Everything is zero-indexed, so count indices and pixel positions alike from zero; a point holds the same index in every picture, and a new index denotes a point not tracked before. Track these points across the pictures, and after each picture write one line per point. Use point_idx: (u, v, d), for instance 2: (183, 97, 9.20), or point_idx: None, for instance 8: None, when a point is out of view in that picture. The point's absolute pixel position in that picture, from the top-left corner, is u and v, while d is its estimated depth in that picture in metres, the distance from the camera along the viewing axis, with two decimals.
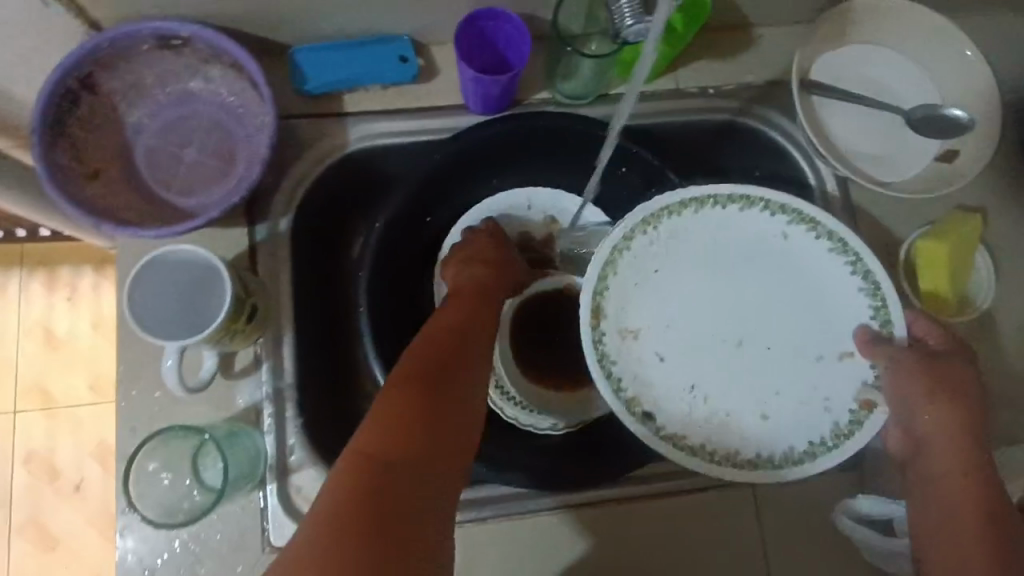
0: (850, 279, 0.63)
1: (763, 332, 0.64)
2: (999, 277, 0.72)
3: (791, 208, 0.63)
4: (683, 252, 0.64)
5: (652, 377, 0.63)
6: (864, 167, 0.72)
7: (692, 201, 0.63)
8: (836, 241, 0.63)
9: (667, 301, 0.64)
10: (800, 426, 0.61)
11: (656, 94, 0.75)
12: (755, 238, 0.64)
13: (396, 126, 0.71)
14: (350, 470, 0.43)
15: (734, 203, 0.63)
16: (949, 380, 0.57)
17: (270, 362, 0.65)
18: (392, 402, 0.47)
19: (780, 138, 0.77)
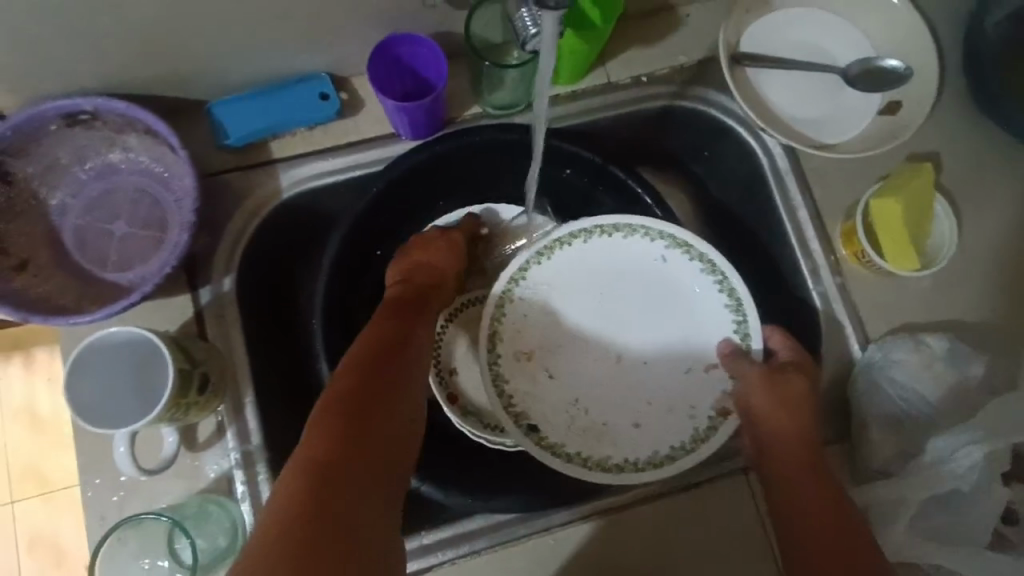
0: (717, 297, 0.65)
1: (636, 343, 0.66)
2: (963, 221, 0.71)
3: (670, 234, 0.65)
4: (571, 277, 0.66)
5: (540, 393, 0.66)
6: (806, 132, 0.71)
7: (581, 231, 0.65)
8: (706, 263, 0.65)
9: (557, 322, 0.66)
10: (665, 432, 0.65)
11: (588, 91, 0.74)
12: (643, 261, 0.66)
13: (329, 165, 0.69)
14: (287, 491, 0.41)
15: (619, 231, 0.65)
16: (793, 386, 0.60)
17: (236, 426, 0.63)
18: (325, 427, 0.45)
19: (722, 116, 0.75)
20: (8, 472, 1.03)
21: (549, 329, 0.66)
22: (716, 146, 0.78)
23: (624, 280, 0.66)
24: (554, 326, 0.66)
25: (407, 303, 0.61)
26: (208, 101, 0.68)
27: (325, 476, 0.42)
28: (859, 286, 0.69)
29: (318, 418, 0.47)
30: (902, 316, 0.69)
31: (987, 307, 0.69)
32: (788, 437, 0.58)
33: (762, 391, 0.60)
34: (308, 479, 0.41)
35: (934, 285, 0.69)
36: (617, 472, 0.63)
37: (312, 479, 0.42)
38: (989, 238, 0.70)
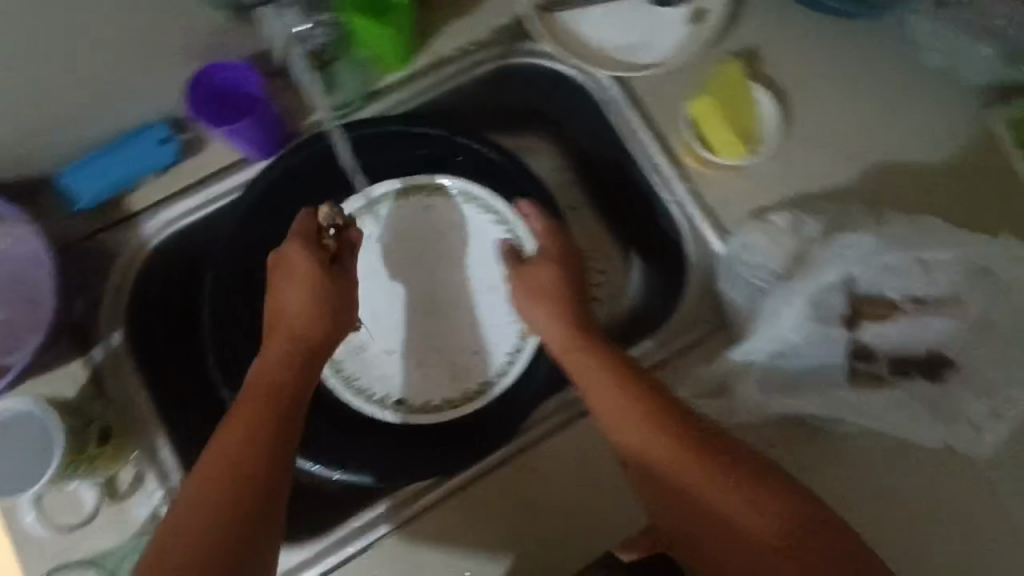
0: (483, 216, 0.76)
1: (440, 286, 0.75)
2: (793, 102, 0.74)
3: (415, 185, 0.76)
4: (366, 258, 0.75)
5: (388, 367, 0.73)
6: (625, 58, 0.75)
7: (350, 216, 0.75)
8: (460, 193, 0.76)
9: (374, 301, 0.74)
10: (498, 345, 0.73)
11: (421, 72, 0.75)
12: (403, 220, 0.76)
13: (187, 204, 0.71)
14: (229, 512, 0.49)
15: (380, 202, 0.75)
16: (552, 284, 0.66)
17: (155, 467, 0.66)
18: (250, 445, 0.52)
19: (550, 63, 0.76)
20: None
21: (365, 310, 0.74)
22: (560, 94, 0.80)
23: (400, 244, 0.75)
24: (360, 310, 0.74)
25: (287, 355, 0.59)
26: (55, 173, 0.70)
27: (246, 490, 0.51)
28: (709, 188, 0.73)
29: (229, 433, 0.53)
30: (756, 206, 0.72)
31: (832, 178, 0.72)
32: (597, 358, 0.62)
33: (540, 304, 0.66)
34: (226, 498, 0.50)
35: (777, 169, 0.72)
36: (482, 398, 0.71)
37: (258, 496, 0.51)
38: (821, 113, 0.74)
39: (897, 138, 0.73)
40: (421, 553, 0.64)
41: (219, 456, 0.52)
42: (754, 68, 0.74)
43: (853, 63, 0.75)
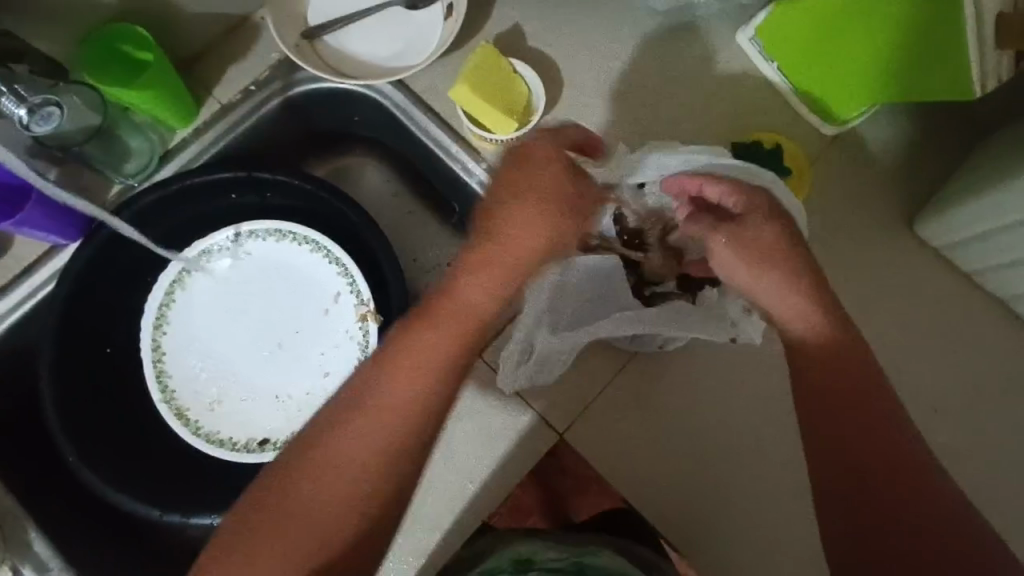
0: (298, 246, 0.79)
1: (275, 324, 0.78)
2: (560, 67, 0.80)
3: (226, 238, 0.78)
4: (201, 320, 0.78)
5: (247, 413, 0.76)
6: (395, 66, 0.79)
7: (174, 285, 0.78)
8: (275, 233, 0.79)
9: (218, 356, 0.77)
10: (344, 361, 0.76)
11: (209, 123, 0.79)
12: (227, 273, 0.79)
13: (7, 303, 0.72)
14: (387, 445, 0.60)
15: (199, 262, 0.78)
16: (514, 212, 0.64)
17: (30, 564, 0.67)
18: (418, 406, 0.61)
19: (331, 85, 0.81)
20: None
21: (212, 367, 0.77)
22: (354, 109, 0.85)
23: (228, 295, 0.78)
24: (204, 370, 0.77)
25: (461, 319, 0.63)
26: None
27: (429, 410, 0.61)
28: (504, 162, 0.78)
29: (374, 423, 0.60)
30: None
31: (607, 128, 0.79)
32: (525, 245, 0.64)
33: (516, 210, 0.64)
34: (386, 496, 0.60)
35: (559, 132, 0.79)
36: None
37: (427, 446, 0.62)
38: (586, 72, 0.80)
39: (657, 80, 0.80)
40: None
41: (408, 429, 0.61)
42: (518, 45, 0.80)
43: (605, 20, 0.81)
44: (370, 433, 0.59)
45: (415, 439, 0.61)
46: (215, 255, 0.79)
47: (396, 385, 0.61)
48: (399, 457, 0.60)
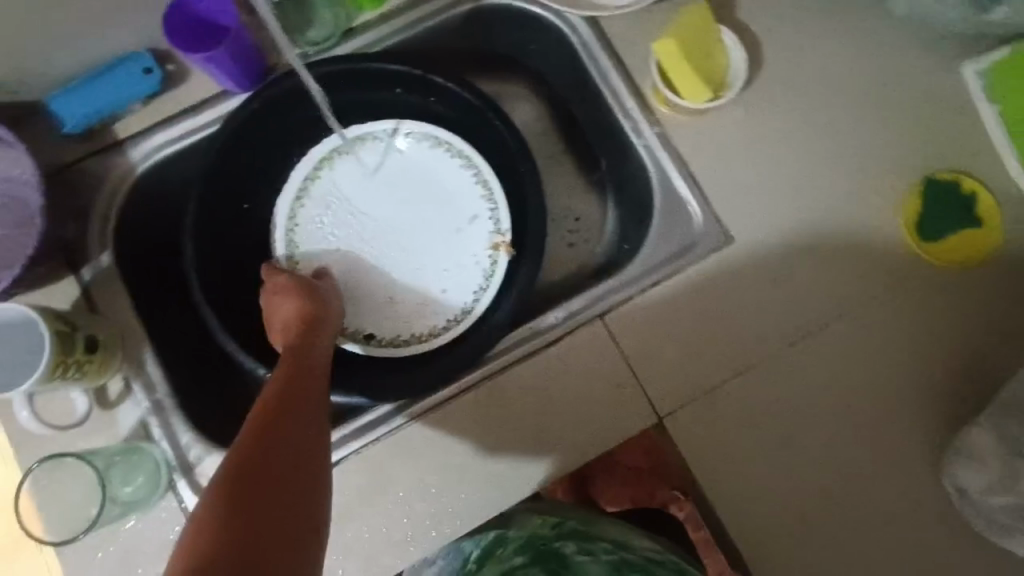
0: (450, 159, 0.78)
1: (407, 226, 0.78)
2: (765, 49, 0.75)
3: (384, 130, 0.78)
4: (337, 202, 0.78)
5: (358, 304, 0.77)
6: (599, 2, 0.75)
7: (322, 162, 0.79)
8: (430, 138, 0.79)
9: (344, 241, 0.78)
10: (465, 283, 0.77)
11: (395, 11, 0.77)
12: (374, 165, 0.79)
13: (172, 134, 0.74)
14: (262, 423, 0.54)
15: (352, 146, 0.79)
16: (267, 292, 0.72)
17: (138, 379, 0.70)
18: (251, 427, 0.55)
19: (525, 5, 0.78)
20: None
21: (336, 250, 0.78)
22: (536, 37, 0.82)
23: (370, 185, 0.78)
24: (328, 250, 0.77)
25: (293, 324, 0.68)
26: (43, 100, 0.73)
27: (286, 424, 0.55)
28: (677, 132, 0.75)
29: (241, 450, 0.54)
30: (720, 150, 0.74)
31: (795, 127, 0.74)
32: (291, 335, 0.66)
33: (282, 313, 0.69)
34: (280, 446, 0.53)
35: (744, 117, 0.74)
36: (445, 334, 0.76)
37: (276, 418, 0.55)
38: (790, 61, 0.75)
39: (860, 93, 0.74)
40: (384, 472, 0.70)
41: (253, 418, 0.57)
42: (725, 14, 0.75)
43: (825, 13, 0.76)
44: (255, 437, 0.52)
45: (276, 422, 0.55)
46: (371, 143, 0.79)
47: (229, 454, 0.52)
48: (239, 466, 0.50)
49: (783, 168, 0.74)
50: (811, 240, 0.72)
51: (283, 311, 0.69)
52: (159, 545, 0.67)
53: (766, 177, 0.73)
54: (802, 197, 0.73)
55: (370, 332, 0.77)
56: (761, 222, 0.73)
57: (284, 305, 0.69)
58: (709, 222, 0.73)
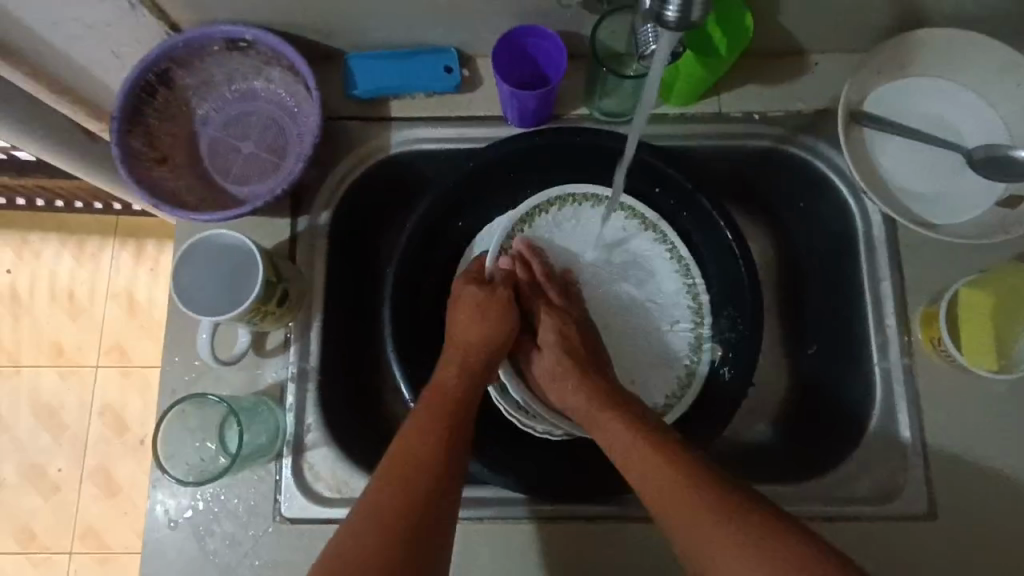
0: (670, 260, 0.78)
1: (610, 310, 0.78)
2: None
3: (625, 204, 0.78)
4: (556, 245, 0.78)
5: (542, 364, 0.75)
6: (912, 206, 0.69)
7: (556, 200, 0.77)
8: (660, 234, 0.78)
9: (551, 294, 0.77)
10: (658, 385, 0.76)
11: (695, 117, 0.73)
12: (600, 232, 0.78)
13: (439, 133, 0.74)
14: (432, 427, 0.59)
15: (587, 201, 0.78)
16: (481, 292, 0.71)
17: (298, 343, 0.69)
18: (412, 440, 0.58)
19: (827, 169, 0.73)
20: (100, 343, 1.42)
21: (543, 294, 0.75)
22: (813, 198, 0.76)
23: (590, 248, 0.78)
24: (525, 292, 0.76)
25: (488, 307, 0.70)
26: (344, 51, 0.73)
27: (453, 432, 0.60)
28: (926, 375, 0.67)
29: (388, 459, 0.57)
30: (956, 413, 0.66)
31: None
32: (480, 324, 0.69)
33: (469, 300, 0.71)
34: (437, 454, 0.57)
35: (1005, 394, 0.66)
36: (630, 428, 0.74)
37: (434, 446, 0.58)
38: None
39: None
40: (467, 553, 0.65)
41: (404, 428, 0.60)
42: None
43: None
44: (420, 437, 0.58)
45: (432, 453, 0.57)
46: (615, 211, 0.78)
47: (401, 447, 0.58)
48: (401, 498, 0.54)
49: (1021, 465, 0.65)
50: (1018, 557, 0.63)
51: (483, 322, 0.69)
52: (242, 506, 0.66)
53: (999, 466, 0.65)
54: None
55: (539, 397, 0.73)
56: (968, 508, 0.64)
57: (487, 315, 0.70)
58: (916, 484, 0.65)
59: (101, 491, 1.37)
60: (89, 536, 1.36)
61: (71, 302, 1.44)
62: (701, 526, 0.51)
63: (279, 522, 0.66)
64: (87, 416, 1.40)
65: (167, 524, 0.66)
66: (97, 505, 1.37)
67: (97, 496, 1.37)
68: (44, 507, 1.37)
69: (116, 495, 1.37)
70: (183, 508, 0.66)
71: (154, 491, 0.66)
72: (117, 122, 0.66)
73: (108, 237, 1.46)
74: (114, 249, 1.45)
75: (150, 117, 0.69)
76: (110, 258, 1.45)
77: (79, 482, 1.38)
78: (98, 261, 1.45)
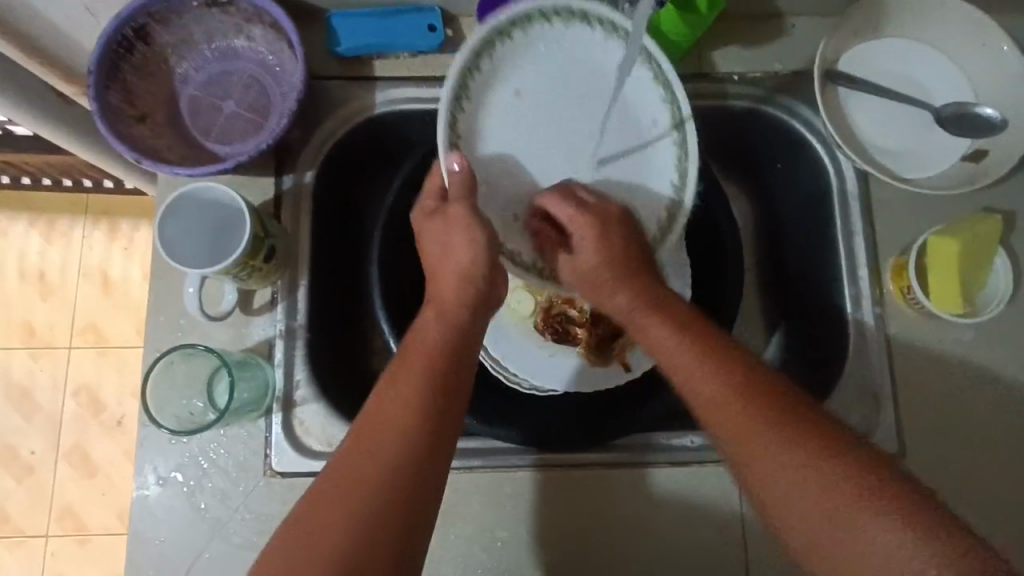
0: (639, 77, 0.66)
1: (594, 143, 0.66)
2: (1020, 285, 0.70)
3: (606, 18, 0.65)
4: (525, 67, 0.65)
5: (523, 179, 0.66)
6: (884, 161, 0.71)
7: (521, 21, 0.64)
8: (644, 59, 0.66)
9: (519, 130, 0.65)
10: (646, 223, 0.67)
11: (676, 77, 0.75)
12: (585, 56, 0.66)
13: (422, 94, 0.74)
14: (420, 379, 0.53)
15: (566, 18, 0.65)
16: (443, 220, 0.60)
17: (285, 302, 0.69)
18: (395, 466, 0.49)
19: (802, 129, 0.75)
20: (74, 322, 1.39)
21: (511, 129, 0.65)
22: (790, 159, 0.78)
23: (573, 83, 0.66)
24: (516, 147, 0.65)
25: (444, 229, 0.60)
26: (326, 10, 0.73)
27: (444, 390, 0.53)
28: (898, 323, 0.70)
29: (365, 460, 0.49)
30: (924, 359, 0.70)
31: (1019, 377, 0.69)
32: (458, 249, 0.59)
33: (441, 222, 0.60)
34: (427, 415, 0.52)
35: (969, 340, 0.69)
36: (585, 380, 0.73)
37: (424, 410, 0.52)
38: None
39: None
40: (458, 503, 0.66)
41: (386, 389, 0.53)
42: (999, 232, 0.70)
43: None
44: (401, 391, 0.52)
45: (421, 457, 0.50)
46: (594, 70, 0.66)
47: (385, 402, 0.52)
48: (392, 467, 0.49)
49: (984, 408, 0.68)
50: (983, 494, 0.67)
51: (455, 257, 0.59)
52: (232, 462, 0.66)
53: (965, 409, 0.69)
54: (997, 445, 0.67)
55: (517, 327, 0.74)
56: (934, 449, 0.68)
57: (457, 247, 0.59)
58: (888, 427, 0.68)
59: (78, 472, 1.34)
60: (67, 518, 1.33)
61: (42, 281, 1.41)
62: (766, 461, 0.48)
63: (270, 477, 0.66)
64: (62, 396, 1.37)
65: (155, 481, 0.66)
66: (73, 487, 1.34)
67: (73, 477, 1.34)
68: (19, 489, 1.34)
69: (94, 477, 1.34)
70: (172, 465, 0.66)
71: (141, 448, 0.66)
72: (94, 77, 0.65)
73: (79, 215, 1.42)
74: (85, 226, 1.42)
75: (128, 73, 0.68)
76: (81, 236, 1.42)
77: (53, 463, 1.35)
78: (69, 238, 1.42)
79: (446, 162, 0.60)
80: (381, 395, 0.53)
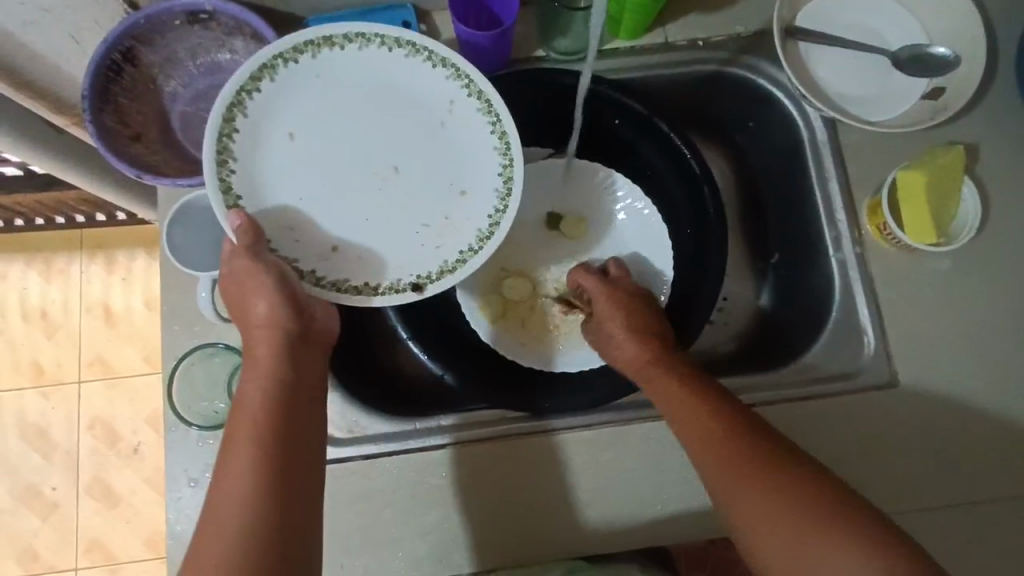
0: (437, 83, 0.64)
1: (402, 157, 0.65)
2: (987, 212, 0.73)
3: (405, 40, 0.63)
4: (304, 100, 0.62)
5: (333, 215, 0.63)
6: (849, 109, 0.74)
7: (308, 45, 0.61)
8: (449, 67, 0.64)
9: (272, 170, 0.62)
10: (447, 239, 0.65)
11: (641, 49, 0.78)
12: (375, 75, 0.64)
13: None
14: (261, 444, 0.52)
15: (354, 42, 0.62)
16: (237, 274, 0.58)
17: None
18: (251, 534, 0.49)
19: (768, 86, 0.78)
20: (81, 357, 1.41)
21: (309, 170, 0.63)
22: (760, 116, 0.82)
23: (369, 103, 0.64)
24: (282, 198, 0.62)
25: (234, 280, 0.58)
26: (303, 17, 0.76)
27: (285, 447, 0.53)
28: (879, 260, 0.73)
29: (216, 536, 0.49)
30: (907, 291, 0.73)
31: (994, 299, 0.72)
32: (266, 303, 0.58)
33: (242, 276, 0.58)
34: (273, 477, 0.51)
35: (945, 269, 0.73)
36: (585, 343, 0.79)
37: (270, 473, 0.51)
38: (1004, 231, 0.73)
39: None
40: (478, 474, 0.69)
41: (227, 459, 0.52)
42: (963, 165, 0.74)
43: None
44: (245, 459, 0.51)
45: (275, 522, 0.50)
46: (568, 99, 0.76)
47: (227, 476, 0.51)
48: (250, 535, 0.49)
49: (968, 332, 0.72)
50: (974, 416, 0.70)
51: (252, 309, 0.58)
52: None
53: (948, 337, 0.72)
54: (981, 366, 0.71)
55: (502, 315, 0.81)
56: (924, 376, 0.71)
57: (255, 305, 0.58)
58: (879, 359, 0.71)
59: (101, 503, 1.36)
60: (95, 549, 1.35)
61: (44, 319, 1.42)
62: (770, 521, 0.54)
63: None
64: (76, 431, 1.39)
65: (188, 484, 0.67)
66: (97, 519, 1.36)
67: (96, 509, 1.36)
68: (43, 527, 1.36)
69: (116, 506, 1.36)
70: (203, 467, 0.67)
71: (169, 455, 0.67)
72: (88, 101, 0.67)
73: (74, 251, 1.44)
74: (81, 261, 1.44)
75: (119, 95, 0.71)
76: (79, 271, 1.44)
77: (75, 498, 1.37)
78: (67, 275, 1.44)
79: (229, 225, 0.58)
80: (223, 470, 0.51)
